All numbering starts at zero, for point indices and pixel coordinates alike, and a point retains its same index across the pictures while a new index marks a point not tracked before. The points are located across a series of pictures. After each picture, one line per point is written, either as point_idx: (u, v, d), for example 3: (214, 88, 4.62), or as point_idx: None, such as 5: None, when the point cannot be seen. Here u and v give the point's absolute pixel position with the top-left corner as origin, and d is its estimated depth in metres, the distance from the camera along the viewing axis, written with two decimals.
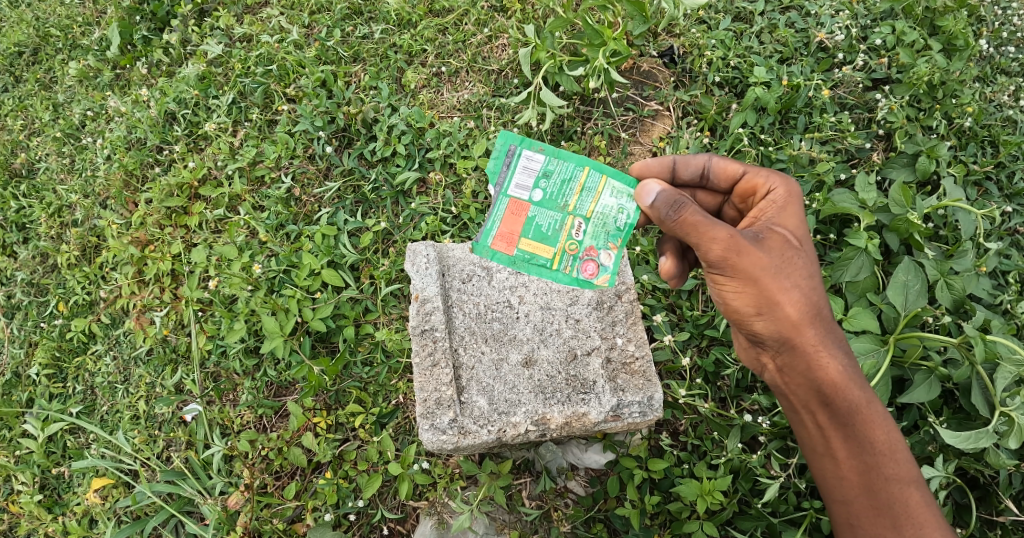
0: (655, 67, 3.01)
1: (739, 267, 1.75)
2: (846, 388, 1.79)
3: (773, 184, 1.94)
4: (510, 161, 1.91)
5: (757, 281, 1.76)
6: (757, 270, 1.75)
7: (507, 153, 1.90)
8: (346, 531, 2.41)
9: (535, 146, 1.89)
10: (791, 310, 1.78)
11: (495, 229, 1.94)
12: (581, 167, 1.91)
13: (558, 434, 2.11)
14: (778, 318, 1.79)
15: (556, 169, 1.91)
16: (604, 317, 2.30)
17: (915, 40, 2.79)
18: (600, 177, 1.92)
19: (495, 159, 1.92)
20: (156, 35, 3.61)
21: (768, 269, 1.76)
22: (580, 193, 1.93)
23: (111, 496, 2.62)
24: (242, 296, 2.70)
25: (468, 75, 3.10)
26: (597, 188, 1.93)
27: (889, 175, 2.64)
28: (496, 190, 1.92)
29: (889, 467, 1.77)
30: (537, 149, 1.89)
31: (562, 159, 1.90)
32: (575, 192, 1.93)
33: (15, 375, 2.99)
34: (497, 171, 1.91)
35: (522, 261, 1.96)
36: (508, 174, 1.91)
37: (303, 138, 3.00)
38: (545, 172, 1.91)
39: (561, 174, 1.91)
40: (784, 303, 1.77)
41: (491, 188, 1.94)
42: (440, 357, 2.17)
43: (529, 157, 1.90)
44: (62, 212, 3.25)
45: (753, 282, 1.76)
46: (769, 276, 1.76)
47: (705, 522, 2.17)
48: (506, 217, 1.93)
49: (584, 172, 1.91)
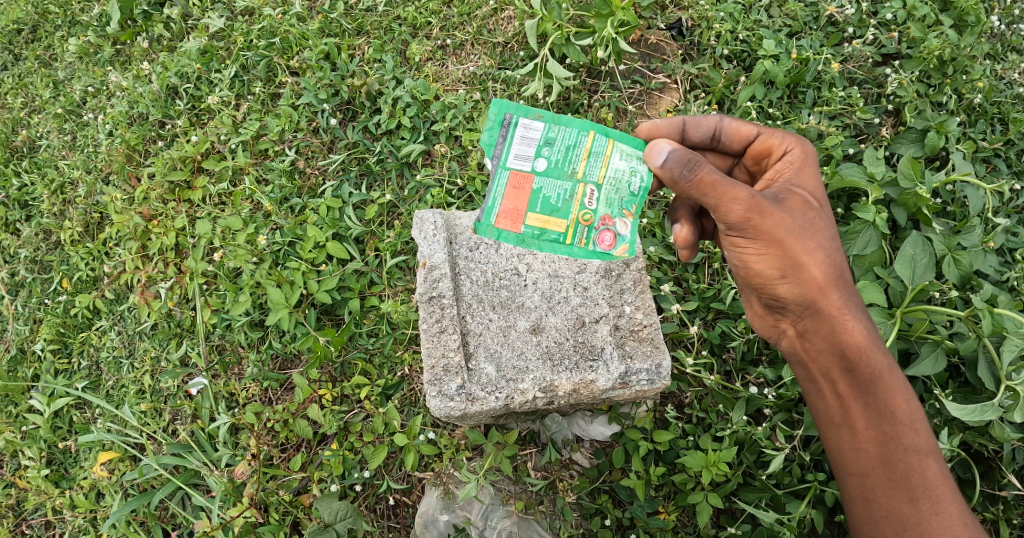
0: (663, 40, 2.95)
1: (762, 228, 1.74)
2: (869, 353, 1.79)
3: (789, 145, 1.94)
4: (507, 132, 1.87)
5: (780, 242, 1.75)
6: (781, 232, 1.74)
7: (503, 123, 1.86)
8: (352, 501, 2.43)
9: (532, 114, 1.86)
10: (816, 273, 1.77)
11: (499, 206, 1.91)
12: (585, 132, 1.88)
13: (566, 401, 2.11)
14: (803, 280, 1.78)
15: (558, 136, 1.88)
16: (612, 285, 2.29)
17: (926, 14, 2.75)
18: (606, 141, 1.90)
19: (491, 131, 1.88)
20: (156, 10, 3.53)
21: (792, 230, 1.75)
22: (588, 158, 1.90)
23: (118, 469, 2.65)
24: (247, 268, 2.69)
25: (473, 47, 3.06)
26: (605, 152, 1.90)
27: (897, 150, 2.60)
28: (495, 163, 1.89)
29: (909, 437, 1.77)
30: (535, 117, 1.86)
31: (563, 125, 1.87)
32: (582, 157, 1.90)
33: (20, 351, 2.99)
34: (493, 143, 1.88)
35: (531, 238, 1.93)
36: (507, 146, 1.88)
37: (307, 112, 2.98)
38: (547, 140, 1.87)
39: (565, 140, 1.88)
40: (808, 265, 1.76)
41: (489, 162, 1.90)
42: (447, 324, 2.17)
43: (529, 129, 1.87)
44: (63, 189, 3.22)
45: (777, 243, 1.75)
46: (793, 238, 1.75)
47: (710, 493, 2.19)
48: (509, 192, 1.90)
49: (589, 136, 1.89)
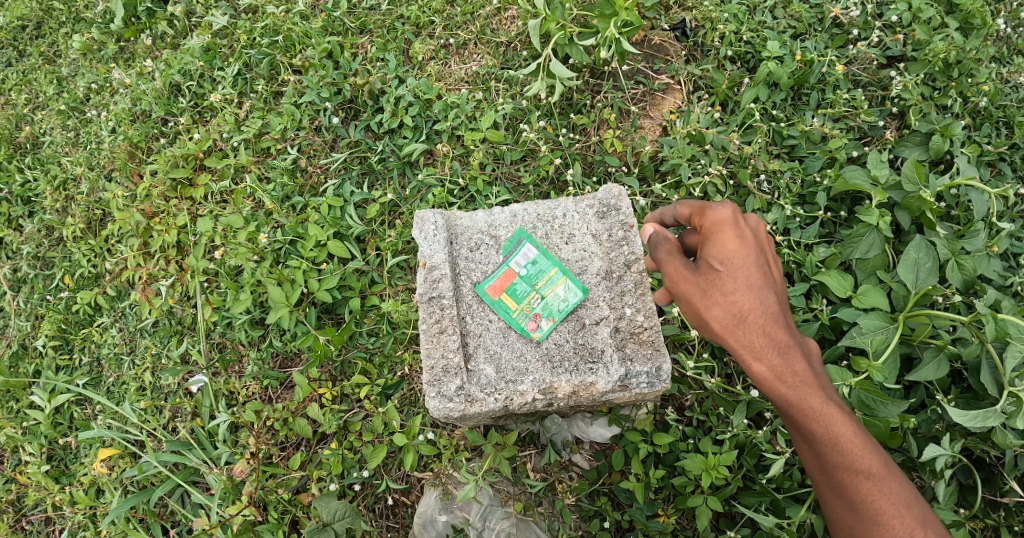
0: (666, 40, 2.92)
1: (675, 293, 1.87)
2: (774, 387, 1.76)
3: (714, 211, 1.84)
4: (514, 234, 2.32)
5: (687, 302, 1.84)
6: (687, 294, 1.83)
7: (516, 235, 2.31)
8: (351, 501, 2.42)
9: (533, 249, 2.24)
10: (714, 326, 1.80)
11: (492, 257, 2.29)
12: (556, 278, 2.21)
13: (565, 403, 2.11)
14: (708, 333, 1.84)
15: (539, 270, 2.22)
16: (613, 287, 2.24)
17: (932, 17, 2.72)
18: (561, 280, 2.21)
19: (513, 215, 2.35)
20: (160, 6, 3.52)
21: (696, 294, 1.80)
22: (546, 285, 2.21)
23: (118, 466, 2.66)
24: (247, 267, 2.69)
25: (476, 46, 3.05)
26: (555, 285, 2.21)
27: (901, 153, 2.59)
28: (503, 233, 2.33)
29: (840, 459, 1.70)
30: (534, 249, 2.23)
31: (546, 264, 2.22)
32: (543, 283, 2.21)
33: (21, 347, 2.99)
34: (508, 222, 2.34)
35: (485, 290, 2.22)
36: (510, 249, 2.29)
37: (309, 110, 2.98)
38: (534, 261, 2.22)
39: (541, 271, 2.22)
40: (707, 321, 1.81)
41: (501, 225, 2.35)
42: (447, 324, 2.16)
43: (527, 245, 2.24)
44: (66, 185, 3.22)
45: (686, 305, 1.84)
46: (696, 300, 1.81)
47: (710, 497, 2.19)
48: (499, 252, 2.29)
49: (558, 281, 2.21)
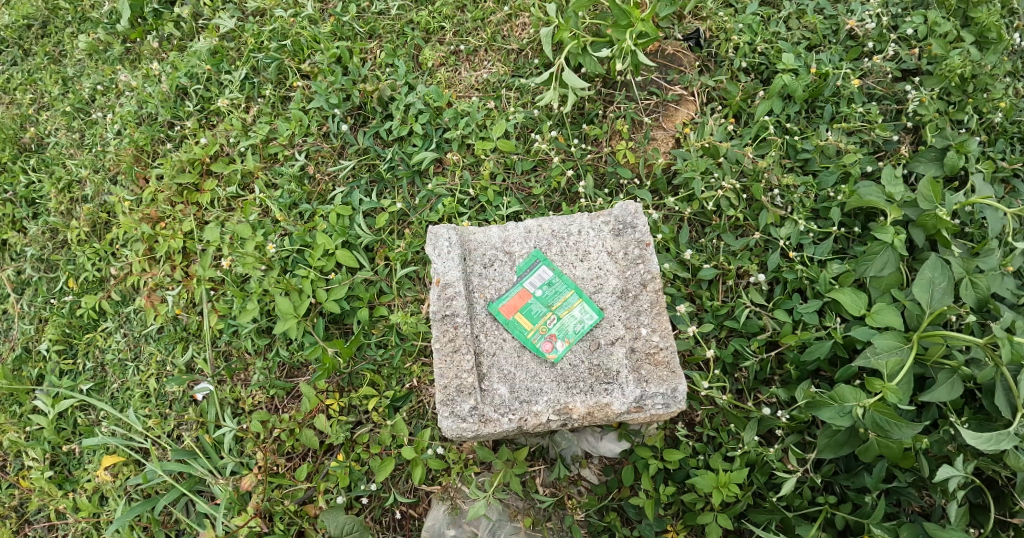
0: (680, 51, 2.92)
1: None
2: None
3: None
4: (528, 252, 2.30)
5: None
6: None
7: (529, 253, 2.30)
8: (358, 513, 2.42)
9: (547, 270, 2.25)
10: None
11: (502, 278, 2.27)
12: (570, 300, 2.21)
13: (580, 423, 2.12)
14: None
15: (554, 290, 2.23)
16: (628, 307, 2.23)
17: (948, 31, 2.69)
18: (577, 304, 2.21)
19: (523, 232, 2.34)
20: (166, 8, 3.48)
21: None
22: (562, 306, 2.21)
23: (121, 474, 2.63)
24: (255, 276, 2.66)
25: (487, 53, 3.03)
26: (572, 307, 2.21)
27: (915, 169, 2.55)
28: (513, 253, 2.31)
29: None
30: (548, 271, 2.24)
31: (561, 286, 2.23)
32: (559, 305, 2.21)
33: (25, 350, 2.97)
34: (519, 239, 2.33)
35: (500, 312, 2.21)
36: (524, 270, 2.27)
37: (317, 116, 2.95)
38: (548, 282, 2.23)
39: (556, 292, 2.22)
40: None
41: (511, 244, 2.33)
42: (461, 343, 2.15)
43: (543, 267, 2.25)
44: (71, 188, 3.19)
45: None
46: None
47: (720, 514, 2.18)
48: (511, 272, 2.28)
49: (572, 304, 2.21)
